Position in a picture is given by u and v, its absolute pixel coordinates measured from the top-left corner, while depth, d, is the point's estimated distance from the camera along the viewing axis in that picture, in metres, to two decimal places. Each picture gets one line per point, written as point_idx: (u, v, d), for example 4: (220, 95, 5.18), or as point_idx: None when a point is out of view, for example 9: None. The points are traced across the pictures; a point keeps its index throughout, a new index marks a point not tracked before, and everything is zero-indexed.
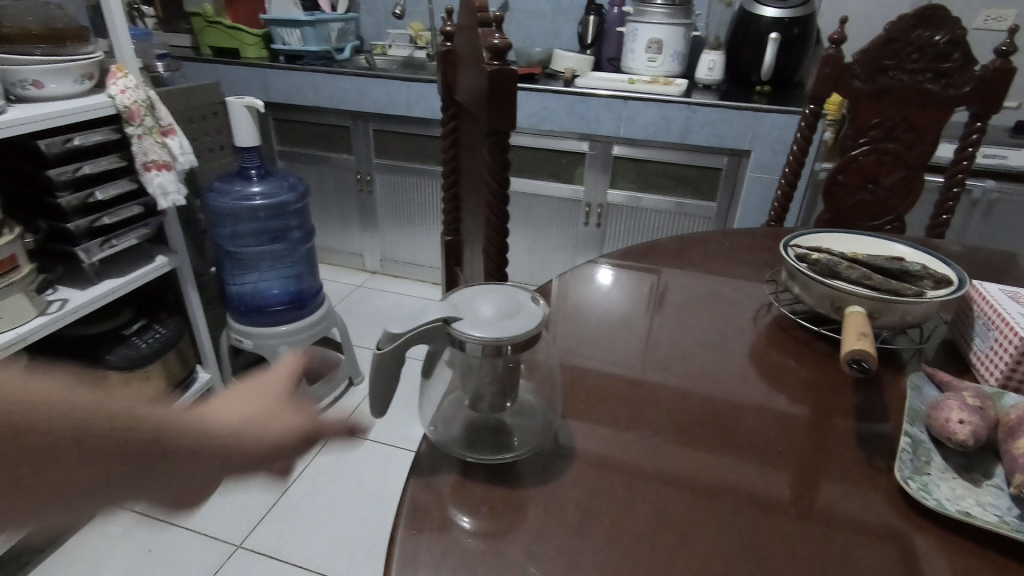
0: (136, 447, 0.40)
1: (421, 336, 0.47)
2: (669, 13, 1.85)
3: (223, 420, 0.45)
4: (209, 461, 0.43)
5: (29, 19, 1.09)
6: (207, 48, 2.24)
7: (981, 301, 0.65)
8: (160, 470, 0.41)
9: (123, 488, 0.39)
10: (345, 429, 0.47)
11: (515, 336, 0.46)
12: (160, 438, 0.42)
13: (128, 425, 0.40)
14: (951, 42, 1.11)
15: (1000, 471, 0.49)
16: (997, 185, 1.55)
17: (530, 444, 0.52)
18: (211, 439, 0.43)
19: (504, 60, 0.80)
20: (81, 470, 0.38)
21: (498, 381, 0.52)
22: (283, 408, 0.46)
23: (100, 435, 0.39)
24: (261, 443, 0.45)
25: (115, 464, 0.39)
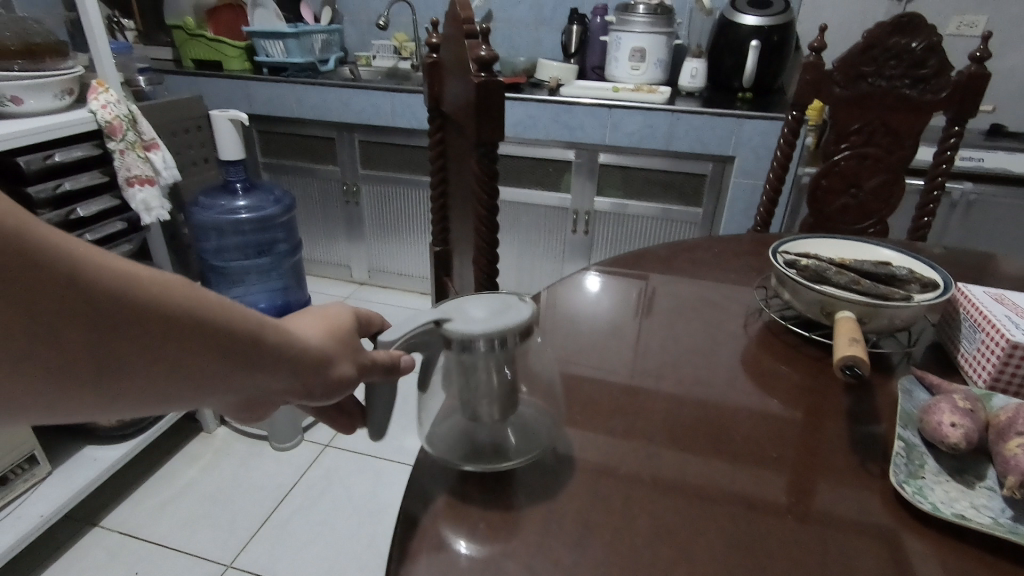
0: (223, 343, 0.32)
1: (414, 339, 0.46)
2: (651, 22, 1.88)
3: (308, 339, 0.38)
4: (284, 380, 0.37)
5: (8, 36, 1.07)
6: (188, 60, 2.22)
7: (966, 304, 0.66)
8: (234, 376, 0.34)
9: (192, 389, 0.33)
10: (399, 366, 0.44)
11: (510, 328, 0.46)
12: (251, 338, 0.33)
13: (218, 315, 0.32)
14: (927, 49, 1.14)
15: (992, 473, 0.49)
16: (974, 187, 1.59)
17: (534, 450, 0.52)
18: (292, 356, 0.36)
19: (490, 71, 0.80)
20: (158, 362, 0.31)
21: (499, 390, 0.51)
22: (359, 344, 0.42)
23: (189, 321, 0.31)
24: (334, 376, 0.39)
25: (196, 359, 0.32)
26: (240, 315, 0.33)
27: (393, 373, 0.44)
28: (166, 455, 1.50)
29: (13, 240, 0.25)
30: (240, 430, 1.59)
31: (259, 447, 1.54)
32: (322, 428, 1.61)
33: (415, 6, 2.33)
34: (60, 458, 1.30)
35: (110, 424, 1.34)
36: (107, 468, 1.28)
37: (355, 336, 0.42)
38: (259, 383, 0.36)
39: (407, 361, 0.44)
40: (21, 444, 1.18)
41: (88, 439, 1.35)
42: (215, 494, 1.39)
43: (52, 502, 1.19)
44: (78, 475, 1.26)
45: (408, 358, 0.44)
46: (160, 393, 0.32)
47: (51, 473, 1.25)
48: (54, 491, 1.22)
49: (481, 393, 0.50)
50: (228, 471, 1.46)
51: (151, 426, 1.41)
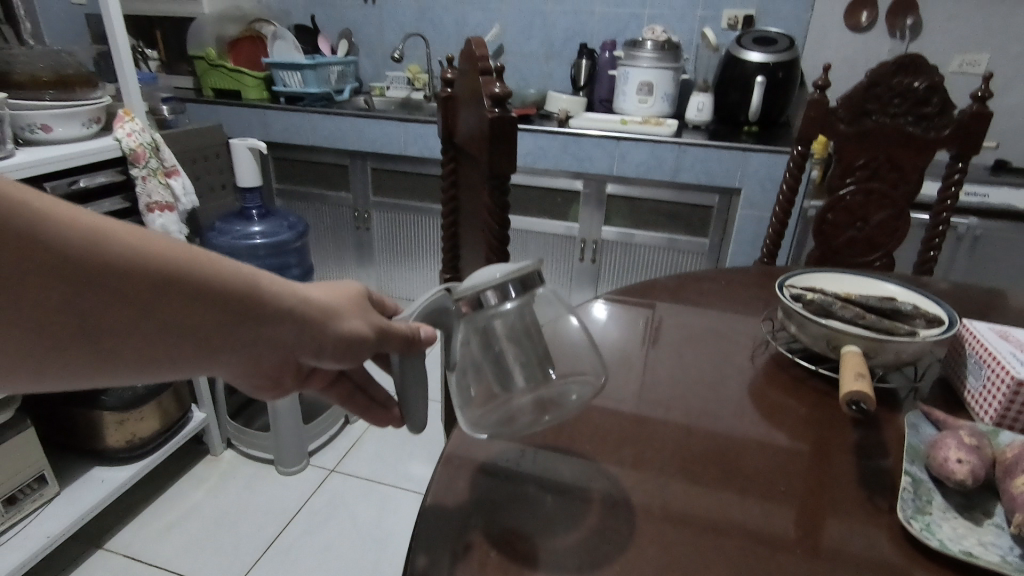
0: (225, 295, 0.37)
1: (427, 310, 0.46)
2: (658, 57, 1.93)
3: (313, 297, 0.42)
4: (293, 332, 0.41)
5: (41, 67, 1.11)
6: (209, 89, 2.29)
7: (971, 340, 0.67)
8: (244, 327, 0.39)
9: (205, 345, 0.38)
10: (418, 337, 0.45)
11: (518, 269, 0.46)
12: (252, 293, 0.38)
13: (218, 271, 0.37)
14: (930, 88, 1.16)
15: (1000, 510, 0.49)
16: (980, 221, 1.60)
17: (574, 407, 0.51)
18: (295, 309, 0.40)
19: (504, 107, 0.83)
20: (168, 314, 0.36)
21: (528, 360, 0.49)
22: (366, 307, 0.45)
23: (193, 275, 0.36)
24: (343, 332, 0.43)
25: (204, 311, 0.37)
26: (240, 274, 0.38)
27: (414, 347, 0.45)
28: (172, 477, 1.50)
29: (26, 219, 0.31)
30: (246, 454, 1.59)
31: (265, 470, 1.54)
32: (328, 453, 1.61)
33: (430, 40, 2.41)
34: (68, 479, 1.30)
35: (119, 446, 1.33)
36: (114, 490, 1.29)
37: (361, 302, 0.46)
38: (271, 336, 0.40)
39: (425, 334, 0.45)
40: (31, 464, 1.18)
41: (96, 460, 1.35)
42: (219, 518, 1.38)
43: (58, 524, 1.19)
44: (85, 496, 1.26)
45: (428, 330, 0.46)
46: (181, 347, 0.37)
47: (58, 493, 1.26)
48: (61, 512, 1.22)
49: (512, 367, 0.49)
50: (233, 495, 1.45)
51: (158, 448, 1.41)
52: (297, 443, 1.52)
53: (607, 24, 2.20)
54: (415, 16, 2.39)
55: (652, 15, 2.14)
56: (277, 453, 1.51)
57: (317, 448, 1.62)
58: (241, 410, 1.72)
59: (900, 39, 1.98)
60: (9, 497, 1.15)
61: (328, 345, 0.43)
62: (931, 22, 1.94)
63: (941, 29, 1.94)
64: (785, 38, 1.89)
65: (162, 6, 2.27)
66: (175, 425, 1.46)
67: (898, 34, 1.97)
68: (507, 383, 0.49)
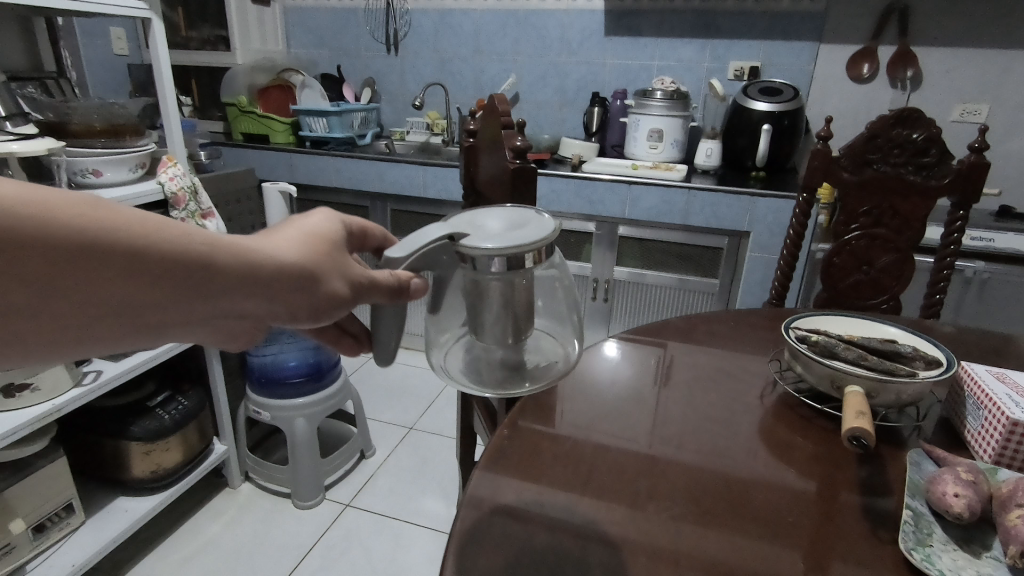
0: (180, 274, 0.34)
1: (425, 255, 0.44)
2: (668, 106, 2.02)
3: (283, 259, 0.38)
4: (263, 303, 0.38)
5: (95, 117, 1.21)
6: (239, 133, 2.41)
7: (969, 382, 0.70)
8: (209, 304, 0.36)
9: (175, 320, 0.36)
10: (408, 287, 0.43)
11: (528, 243, 0.43)
12: (210, 268, 0.35)
13: (167, 246, 0.33)
14: (927, 139, 1.22)
15: (998, 543, 0.52)
16: (986, 265, 1.63)
17: (550, 377, 0.48)
18: (263, 279, 0.37)
19: (524, 158, 0.92)
20: (120, 297, 0.33)
21: (512, 318, 0.48)
22: (346, 262, 0.41)
23: (139, 255, 0.33)
24: (320, 295, 0.40)
25: (158, 293, 0.34)
26: (199, 244, 0.35)
27: (401, 297, 0.44)
28: (190, 509, 1.53)
29: None
30: (263, 487, 1.62)
31: (281, 504, 1.56)
32: (343, 487, 1.63)
33: (449, 88, 2.53)
34: (94, 509, 1.34)
35: (143, 476, 1.36)
36: (136, 520, 1.32)
37: (341, 254, 0.41)
38: (240, 307, 0.37)
39: (416, 286, 0.44)
40: (61, 493, 1.22)
41: (120, 490, 1.39)
42: (236, 552, 1.40)
43: (82, 553, 1.22)
44: (109, 527, 1.29)
45: (420, 281, 0.44)
46: (141, 324, 0.36)
47: (83, 523, 1.29)
48: (85, 542, 1.25)
49: (491, 321, 0.47)
50: (250, 529, 1.48)
51: (179, 480, 1.44)
52: (314, 477, 1.54)
53: (618, 75, 2.30)
54: (436, 66, 2.52)
55: (661, 66, 2.25)
56: (293, 486, 1.54)
57: (333, 482, 1.65)
58: (259, 444, 1.76)
59: (901, 89, 2.05)
60: (38, 525, 1.19)
61: (308, 307, 0.40)
62: (931, 74, 2.02)
63: (940, 81, 2.02)
64: (790, 88, 1.98)
65: (199, 57, 2.41)
66: (197, 457, 1.49)
67: (900, 85, 2.05)
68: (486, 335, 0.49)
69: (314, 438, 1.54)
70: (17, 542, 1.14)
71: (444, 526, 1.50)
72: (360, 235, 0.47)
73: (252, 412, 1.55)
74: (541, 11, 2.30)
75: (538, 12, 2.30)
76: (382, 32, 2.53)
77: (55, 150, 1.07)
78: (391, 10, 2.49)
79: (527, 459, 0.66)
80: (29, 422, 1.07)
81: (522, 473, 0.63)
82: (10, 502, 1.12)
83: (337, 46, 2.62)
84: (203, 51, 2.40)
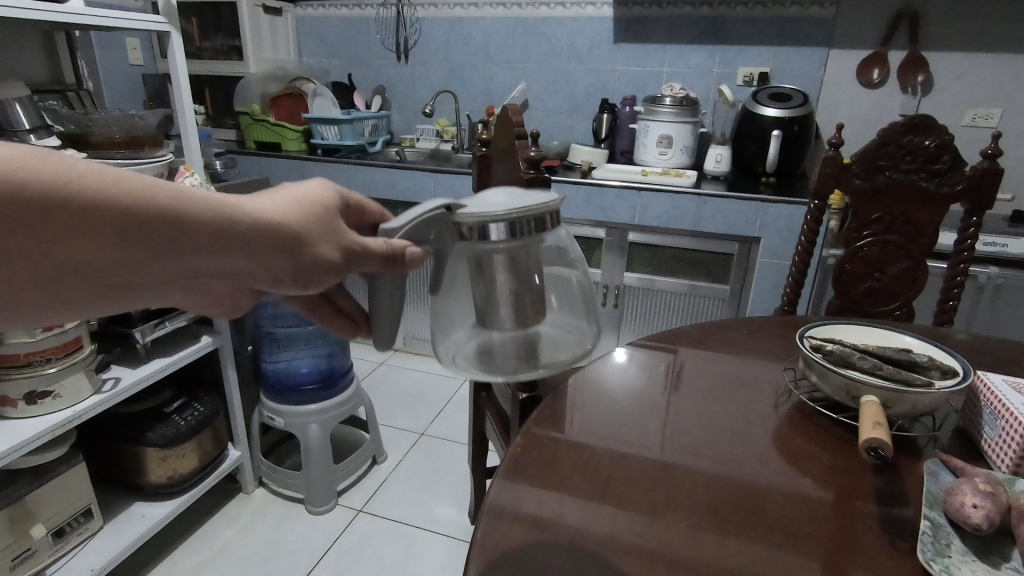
0: (158, 232, 0.36)
1: (423, 223, 0.43)
2: (678, 112, 2.02)
3: (263, 218, 0.40)
4: (245, 260, 0.40)
5: (115, 128, 1.23)
6: (252, 142, 2.44)
7: (986, 392, 0.70)
8: (193, 258, 0.38)
9: (161, 277, 0.39)
10: (401, 257, 0.43)
11: (532, 206, 0.43)
12: (184, 224, 0.37)
13: (142, 204, 0.35)
14: (940, 146, 1.22)
15: (1017, 555, 0.52)
16: (1000, 271, 1.62)
17: (561, 362, 0.45)
18: (244, 235, 0.39)
19: (539, 168, 0.93)
20: (93, 253, 0.35)
21: (522, 298, 0.46)
22: (335, 226, 0.43)
23: (125, 208, 0.35)
24: (301, 257, 0.42)
25: (132, 249, 0.36)
26: (182, 201, 0.37)
27: (395, 267, 0.43)
28: (205, 515, 1.55)
29: None
30: (277, 492, 1.64)
31: (294, 509, 1.58)
32: (355, 493, 1.64)
33: (459, 95, 2.54)
34: (111, 514, 1.36)
35: (159, 482, 1.38)
36: (153, 525, 1.33)
37: (328, 218, 0.43)
38: (217, 264, 0.40)
39: (410, 256, 0.43)
40: (80, 498, 1.24)
41: (137, 496, 1.41)
42: (251, 557, 1.42)
43: (100, 558, 1.23)
44: (126, 531, 1.31)
45: (413, 251, 0.43)
46: (121, 282, 0.38)
47: (101, 527, 1.31)
48: (103, 546, 1.26)
49: (501, 303, 0.46)
50: (264, 534, 1.49)
51: (195, 486, 1.46)
52: (327, 483, 1.55)
53: (628, 82, 2.31)
54: (446, 74, 2.54)
55: (670, 73, 2.25)
56: (307, 492, 1.55)
57: (345, 488, 1.66)
58: (271, 449, 1.77)
59: (912, 94, 2.05)
60: (58, 530, 1.20)
61: (292, 268, 0.42)
62: (942, 79, 2.01)
63: (951, 86, 2.01)
64: (799, 94, 1.98)
65: (213, 66, 2.45)
66: (212, 463, 1.51)
67: (911, 90, 2.04)
68: (494, 320, 0.47)
69: (327, 444, 1.55)
70: (38, 547, 1.16)
71: (456, 533, 1.50)
72: (357, 212, 0.49)
73: (266, 418, 1.56)
74: (550, 19, 2.31)
75: (548, 20, 2.32)
76: (392, 40, 2.56)
77: None
78: (401, 19, 2.51)
79: (544, 468, 0.66)
80: (51, 428, 1.09)
81: (541, 482, 0.64)
82: (32, 507, 1.14)
83: (349, 55, 2.65)
84: (217, 60, 2.43)
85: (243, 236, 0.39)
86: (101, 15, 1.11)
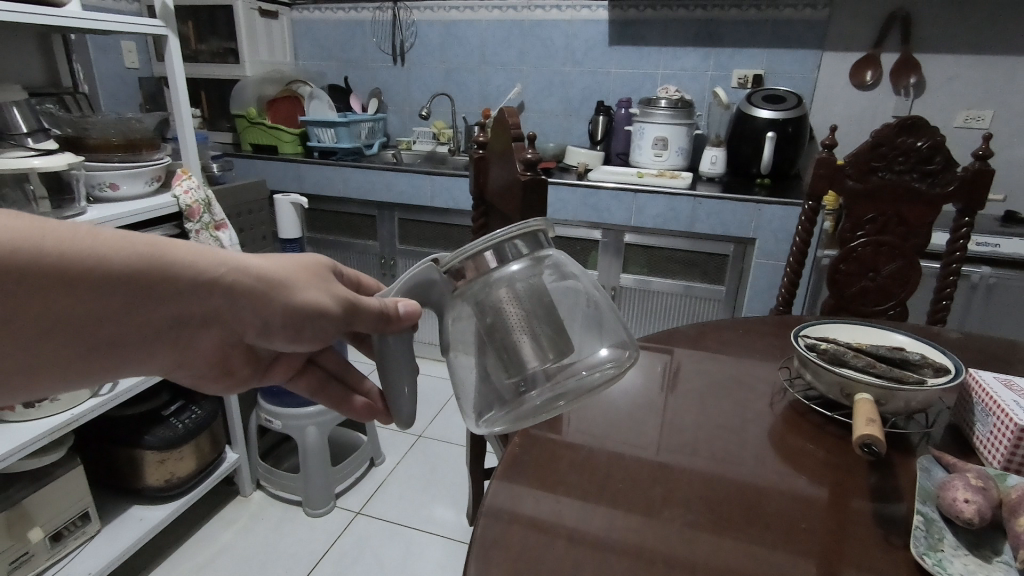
0: (141, 281, 0.40)
1: (415, 284, 0.48)
2: (673, 114, 2.03)
3: (244, 265, 0.44)
4: (229, 303, 0.44)
5: (112, 132, 1.24)
6: (248, 144, 2.44)
7: (977, 389, 0.71)
8: (175, 303, 0.42)
9: (149, 324, 0.42)
10: (395, 313, 0.46)
11: (515, 230, 0.47)
12: (164, 272, 0.41)
13: (123, 258, 0.39)
14: (932, 147, 1.24)
15: (1008, 548, 0.53)
16: (992, 271, 1.64)
17: (579, 389, 0.46)
18: (225, 280, 0.43)
19: (535, 170, 0.94)
20: (77, 305, 0.38)
21: (540, 337, 0.46)
22: (322, 278, 0.48)
23: (107, 262, 0.38)
24: (285, 300, 0.46)
25: (119, 298, 0.40)
26: (164, 252, 0.41)
27: (392, 323, 0.46)
28: (202, 518, 1.54)
29: None
30: (274, 495, 1.63)
31: (292, 512, 1.57)
32: (354, 495, 1.64)
33: (455, 97, 2.55)
34: (109, 517, 1.35)
35: (157, 485, 1.38)
36: (151, 528, 1.33)
37: (314, 272, 0.48)
38: (200, 310, 0.43)
39: (403, 310, 0.46)
40: (77, 502, 1.24)
41: (135, 499, 1.41)
42: (248, 560, 1.41)
43: (98, 561, 1.23)
44: (124, 535, 1.31)
45: (407, 305, 0.46)
46: (109, 333, 0.41)
47: (98, 531, 1.30)
48: (100, 550, 1.26)
49: (520, 347, 0.46)
50: (262, 537, 1.49)
51: (193, 489, 1.46)
52: (325, 485, 1.55)
53: (624, 83, 2.32)
54: (442, 77, 2.55)
55: (666, 75, 2.27)
56: (305, 494, 1.55)
57: (344, 490, 1.66)
58: (269, 452, 1.77)
59: (904, 95, 2.07)
60: (55, 533, 1.20)
61: (277, 313, 0.46)
62: (935, 81, 2.03)
63: (944, 87, 2.03)
64: (793, 96, 1.99)
65: (208, 69, 2.44)
66: (210, 465, 1.51)
67: (903, 92, 2.06)
68: (519, 369, 0.46)
69: (326, 445, 1.55)
70: (35, 550, 1.16)
71: (455, 535, 1.50)
72: (354, 287, 0.56)
73: (264, 421, 1.56)
74: (546, 22, 2.32)
75: (543, 23, 2.33)
76: (389, 43, 2.57)
77: (75, 165, 1.08)
78: (397, 22, 2.52)
79: (544, 468, 0.67)
80: (49, 431, 1.09)
81: (541, 483, 0.64)
82: (29, 510, 1.14)
83: (344, 57, 2.66)
84: (213, 63, 2.43)
85: (222, 280, 0.43)
86: (97, 19, 1.12)
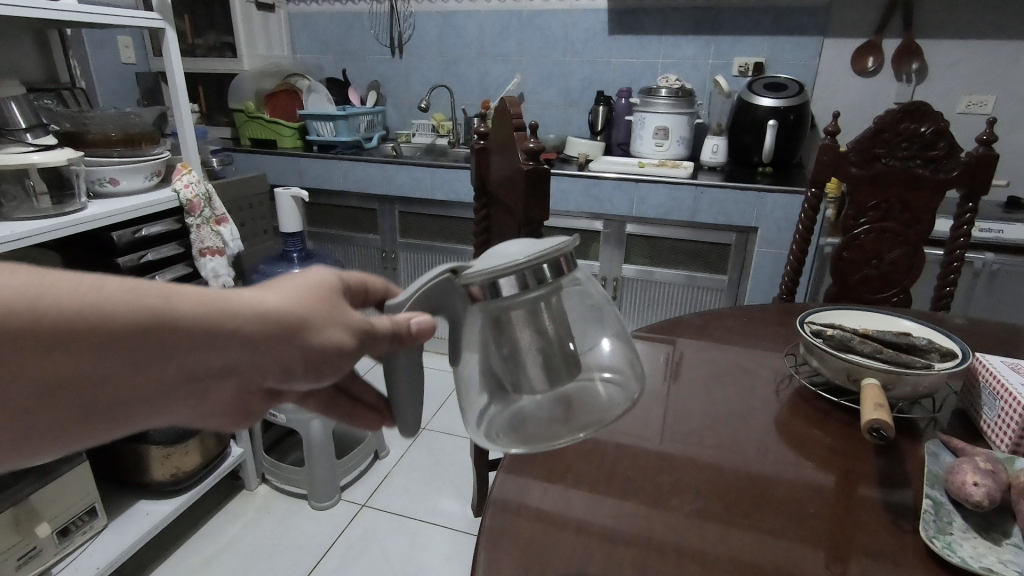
0: (137, 335, 0.35)
1: (432, 292, 0.43)
2: (674, 103, 2.02)
3: (260, 306, 0.39)
4: (246, 353, 0.39)
5: (111, 127, 1.23)
6: (246, 139, 2.43)
7: (984, 373, 0.71)
8: (181, 358, 0.37)
9: (154, 382, 0.37)
10: (407, 331, 0.42)
11: (544, 252, 0.41)
12: (173, 325, 0.36)
13: (119, 311, 0.34)
14: (935, 133, 1.23)
15: (1017, 530, 0.54)
16: (995, 257, 1.64)
17: (602, 415, 0.42)
18: (240, 327, 0.38)
19: (537, 160, 0.94)
20: (72, 365, 0.34)
21: (549, 350, 0.44)
22: (341, 308, 0.42)
23: (104, 315, 0.34)
24: (304, 345, 0.40)
25: (117, 354, 0.35)
26: (167, 297, 0.36)
27: (404, 342, 0.42)
28: (208, 513, 1.55)
29: None
30: (279, 489, 1.64)
31: (298, 505, 1.58)
32: (359, 487, 1.65)
33: (455, 89, 2.54)
34: (114, 512, 1.36)
35: (162, 479, 1.38)
36: (158, 523, 1.33)
37: (332, 298, 0.42)
38: (215, 364, 0.39)
39: (415, 327, 0.42)
40: (84, 497, 1.24)
41: (141, 493, 1.41)
42: (255, 553, 1.42)
43: (107, 555, 1.24)
44: (131, 529, 1.31)
45: (419, 322, 0.42)
46: (109, 394, 0.37)
47: (105, 526, 1.31)
48: (108, 545, 1.27)
49: (526, 361, 0.44)
50: (269, 530, 1.49)
51: (199, 483, 1.46)
52: (330, 478, 1.55)
53: (624, 73, 2.31)
54: (441, 69, 2.54)
55: (666, 64, 2.25)
56: (311, 487, 1.55)
57: (348, 482, 1.66)
58: (274, 447, 1.78)
59: (907, 81, 2.05)
60: (62, 529, 1.20)
61: (297, 358, 0.41)
62: (936, 67, 2.02)
63: (945, 73, 2.02)
64: (795, 83, 1.98)
65: (205, 63, 2.42)
66: (215, 460, 1.51)
67: (905, 77, 2.05)
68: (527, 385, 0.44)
69: (330, 438, 1.55)
70: (42, 546, 1.16)
71: (459, 525, 1.51)
72: (360, 292, 0.48)
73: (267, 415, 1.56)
74: (545, 12, 2.31)
75: (542, 13, 2.31)
76: (387, 35, 2.55)
77: (75, 160, 1.08)
78: (395, 14, 2.50)
79: (549, 458, 0.67)
80: None
81: (545, 474, 0.64)
82: (35, 506, 1.14)
83: (343, 50, 2.65)
84: (210, 57, 2.41)
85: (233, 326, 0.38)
86: (90, 12, 1.10)
